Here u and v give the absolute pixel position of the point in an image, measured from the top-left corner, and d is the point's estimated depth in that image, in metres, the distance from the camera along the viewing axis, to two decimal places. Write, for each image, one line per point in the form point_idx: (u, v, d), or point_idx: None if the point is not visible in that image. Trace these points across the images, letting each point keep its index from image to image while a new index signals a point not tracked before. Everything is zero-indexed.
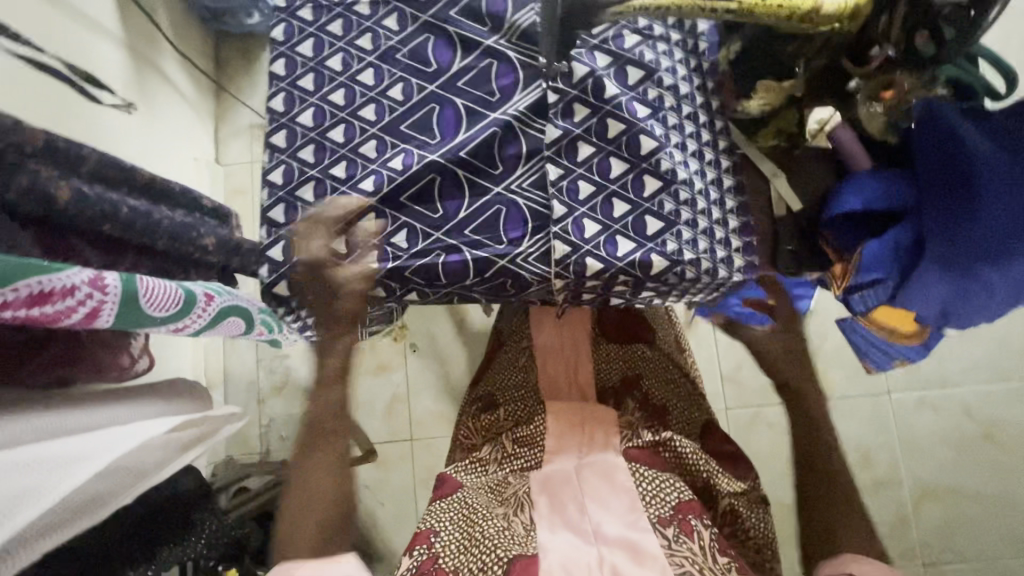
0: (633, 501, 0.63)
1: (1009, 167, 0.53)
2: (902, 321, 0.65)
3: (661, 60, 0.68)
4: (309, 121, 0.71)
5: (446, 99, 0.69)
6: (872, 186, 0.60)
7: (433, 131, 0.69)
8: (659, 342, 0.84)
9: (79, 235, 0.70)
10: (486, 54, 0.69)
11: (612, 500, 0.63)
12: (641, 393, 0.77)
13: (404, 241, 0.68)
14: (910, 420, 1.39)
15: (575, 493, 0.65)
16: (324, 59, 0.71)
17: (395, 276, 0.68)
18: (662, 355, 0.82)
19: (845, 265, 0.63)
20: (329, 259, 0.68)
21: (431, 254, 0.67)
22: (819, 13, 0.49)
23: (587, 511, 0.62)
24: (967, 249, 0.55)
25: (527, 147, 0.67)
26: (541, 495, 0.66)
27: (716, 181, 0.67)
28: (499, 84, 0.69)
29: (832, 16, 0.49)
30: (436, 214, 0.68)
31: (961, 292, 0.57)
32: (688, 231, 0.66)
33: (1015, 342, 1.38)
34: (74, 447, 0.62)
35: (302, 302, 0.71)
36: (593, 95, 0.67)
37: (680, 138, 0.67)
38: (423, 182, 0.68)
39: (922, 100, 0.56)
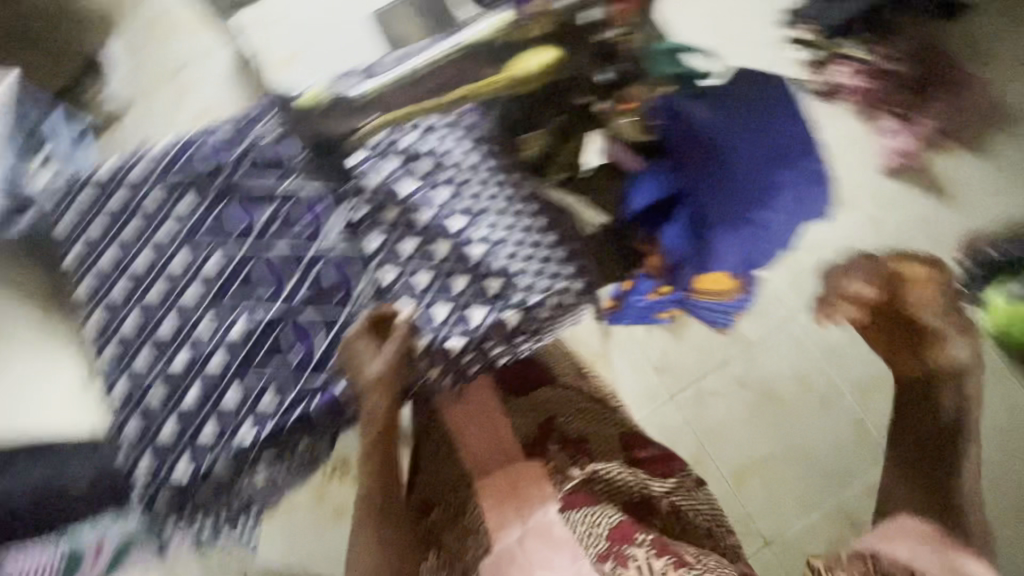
0: (574, 549, 0.66)
1: (727, 129, 0.71)
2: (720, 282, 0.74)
3: (442, 144, 0.73)
4: (134, 327, 0.69)
5: (263, 252, 0.70)
6: (648, 184, 0.72)
7: (260, 287, 0.69)
8: (562, 380, 0.86)
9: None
10: (284, 199, 0.72)
11: (557, 559, 0.66)
12: (560, 434, 0.77)
13: (274, 397, 0.67)
14: (822, 333, 1.50)
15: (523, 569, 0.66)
16: (129, 261, 0.71)
17: (278, 434, 0.66)
18: (566, 388, 0.84)
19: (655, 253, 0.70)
20: (203, 450, 0.65)
21: (301, 402, 0.67)
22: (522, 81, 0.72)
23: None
24: (732, 202, 0.69)
25: (353, 266, 0.70)
26: None
27: (531, 223, 0.72)
28: (305, 222, 0.71)
29: (534, 79, 0.72)
30: (291, 364, 0.67)
31: (748, 238, 0.67)
32: (527, 278, 0.70)
33: (866, 231, 1.54)
34: None
35: (192, 505, 0.67)
36: (393, 199, 0.72)
37: (485, 201, 0.72)
38: (271, 335, 0.68)
39: (652, 100, 0.72)
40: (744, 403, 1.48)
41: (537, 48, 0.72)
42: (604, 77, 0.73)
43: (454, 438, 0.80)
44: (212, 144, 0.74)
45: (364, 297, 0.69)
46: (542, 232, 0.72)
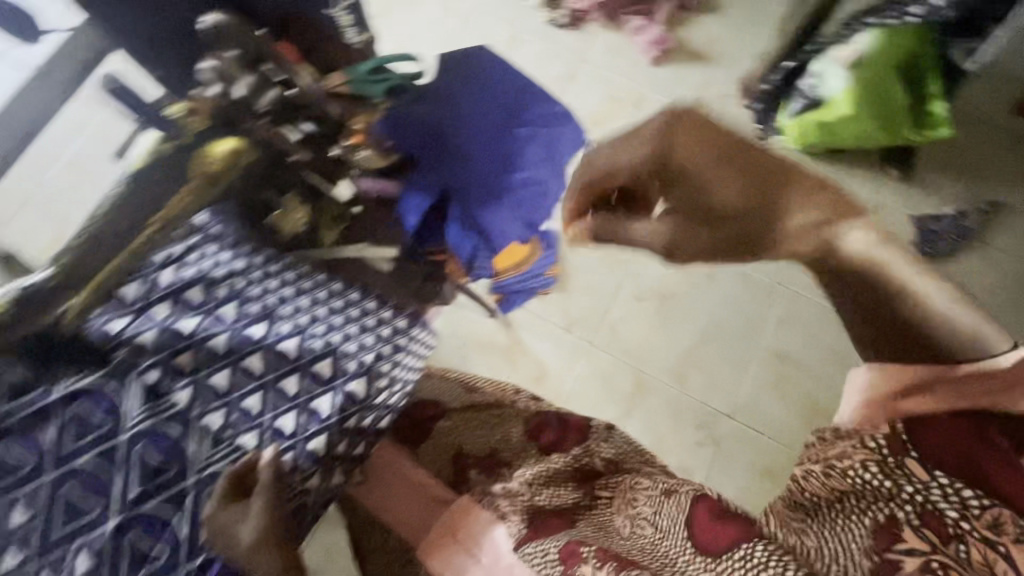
0: None
1: (452, 122, 0.73)
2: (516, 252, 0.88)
3: (204, 262, 0.68)
4: None
5: (64, 472, 0.54)
6: (416, 199, 0.74)
7: (85, 510, 0.55)
8: (454, 407, 0.83)
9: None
10: (63, 404, 0.55)
11: None
12: (474, 456, 0.78)
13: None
14: None
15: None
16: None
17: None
18: (459, 414, 0.82)
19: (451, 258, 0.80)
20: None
21: None
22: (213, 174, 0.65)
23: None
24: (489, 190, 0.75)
25: (177, 430, 0.60)
26: None
27: (331, 293, 0.73)
28: (101, 414, 0.57)
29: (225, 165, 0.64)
30: (161, 556, 0.59)
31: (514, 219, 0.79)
32: (352, 345, 0.71)
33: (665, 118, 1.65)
34: None
35: None
36: (180, 341, 0.63)
37: (276, 295, 0.70)
38: (123, 549, 0.57)
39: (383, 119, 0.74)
40: (649, 315, 1.51)
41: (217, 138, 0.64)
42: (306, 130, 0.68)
43: (377, 512, 0.76)
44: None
45: (201, 452, 0.62)
46: (342, 300, 0.74)
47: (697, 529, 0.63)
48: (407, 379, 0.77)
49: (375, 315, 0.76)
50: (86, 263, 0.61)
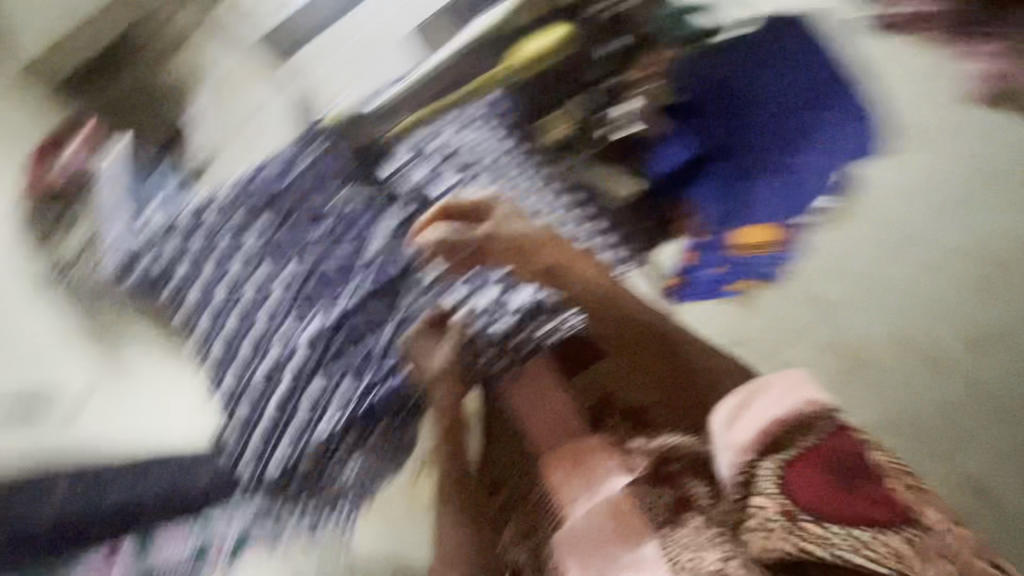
0: (640, 527, 0.64)
1: None
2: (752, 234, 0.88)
3: (468, 142, 0.83)
4: (224, 340, 0.77)
5: (321, 264, 0.77)
6: (678, 153, 0.90)
7: (326, 289, 0.76)
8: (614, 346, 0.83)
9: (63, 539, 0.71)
10: (337, 206, 0.78)
11: (625, 534, 0.64)
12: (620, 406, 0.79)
13: (350, 387, 0.76)
14: None
15: (592, 544, 0.65)
16: (206, 287, 0.77)
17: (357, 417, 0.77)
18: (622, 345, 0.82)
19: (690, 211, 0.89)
20: (296, 431, 0.76)
21: (377, 386, 0.77)
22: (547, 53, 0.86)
23: (610, 556, 0.64)
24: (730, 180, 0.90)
25: (408, 261, 0.78)
26: (570, 559, 0.66)
27: (562, 200, 0.83)
28: (359, 226, 0.78)
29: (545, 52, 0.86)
30: (362, 352, 0.76)
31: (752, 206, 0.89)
32: (557, 253, 0.78)
33: None
34: None
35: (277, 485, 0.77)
36: (437, 198, 0.80)
37: (518, 189, 0.82)
38: (338, 335, 0.76)
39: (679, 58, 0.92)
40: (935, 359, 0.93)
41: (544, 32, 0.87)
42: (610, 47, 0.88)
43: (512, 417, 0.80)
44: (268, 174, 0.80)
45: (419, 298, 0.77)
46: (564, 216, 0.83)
47: (807, 455, 0.58)
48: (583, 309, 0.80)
49: (585, 239, 0.82)
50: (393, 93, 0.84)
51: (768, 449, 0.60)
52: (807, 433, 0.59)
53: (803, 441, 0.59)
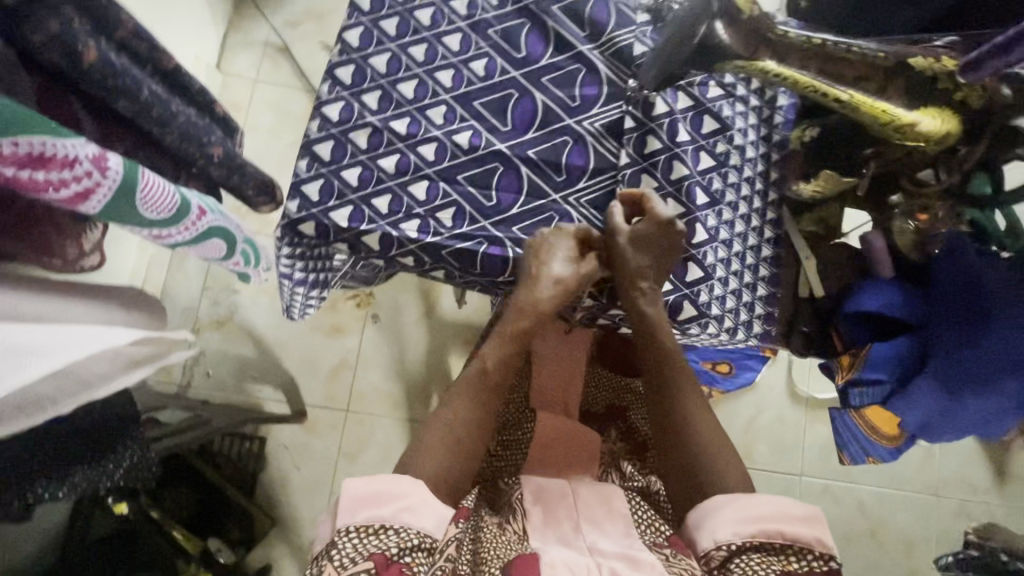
0: (628, 527, 0.60)
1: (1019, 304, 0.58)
2: (884, 421, 0.67)
3: (737, 120, 0.70)
4: (382, 67, 0.67)
5: (526, 90, 0.68)
6: (890, 295, 0.65)
7: (506, 118, 0.68)
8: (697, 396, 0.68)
9: (81, 97, 0.59)
10: (578, 61, 0.69)
11: (608, 524, 0.60)
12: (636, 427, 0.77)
13: (451, 220, 0.65)
14: (814, 504, 1.43)
15: (570, 510, 0.61)
16: (413, 9, 0.68)
17: (430, 252, 0.64)
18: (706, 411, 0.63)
19: (851, 360, 0.65)
20: (367, 214, 0.64)
21: (473, 241, 0.65)
22: (913, 129, 0.52)
23: (582, 530, 0.59)
24: (963, 372, 0.60)
25: (594, 163, 0.68)
26: (534, 506, 0.61)
27: (757, 247, 0.69)
28: (581, 92, 0.69)
29: (922, 135, 0.52)
30: (488, 202, 0.66)
31: (943, 412, 0.62)
32: (720, 288, 0.68)
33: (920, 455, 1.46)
34: (36, 334, 0.56)
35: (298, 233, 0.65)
36: (666, 134, 0.69)
37: (735, 197, 0.69)
38: (484, 166, 0.66)
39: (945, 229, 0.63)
40: None
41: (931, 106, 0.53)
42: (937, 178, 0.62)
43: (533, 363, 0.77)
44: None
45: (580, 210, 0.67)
46: (755, 264, 0.69)
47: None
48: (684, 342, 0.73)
49: (756, 304, 0.68)
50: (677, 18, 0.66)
51: (757, 548, 0.54)
52: (802, 558, 0.53)
53: (794, 555, 0.53)
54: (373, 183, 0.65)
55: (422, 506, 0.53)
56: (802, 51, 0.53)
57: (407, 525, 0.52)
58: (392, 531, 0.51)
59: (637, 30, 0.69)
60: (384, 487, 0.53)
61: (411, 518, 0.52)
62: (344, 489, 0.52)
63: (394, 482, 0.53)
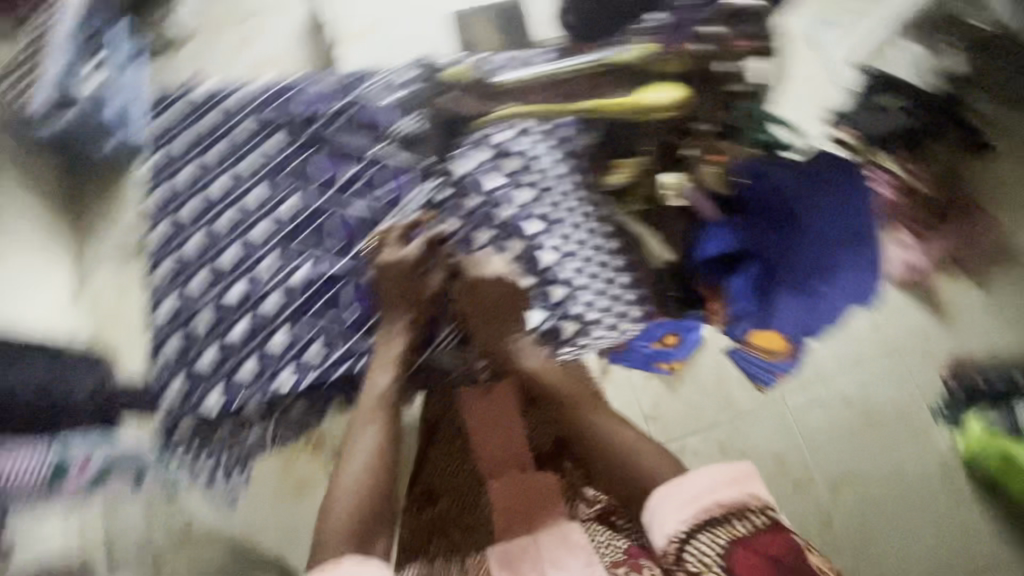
0: (589, 556, 0.65)
1: (814, 198, 0.73)
2: (772, 340, 0.79)
3: (535, 147, 0.75)
4: (194, 249, 0.68)
5: (340, 208, 0.71)
6: (722, 237, 0.73)
7: (331, 241, 0.70)
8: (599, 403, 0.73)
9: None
10: (373, 164, 0.73)
11: (569, 559, 0.65)
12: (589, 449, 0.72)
13: (319, 353, 0.67)
14: None
15: (533, 562, 0.66)
16: (204, 184, 0.70)
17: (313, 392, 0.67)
18: (604, 421, 0.71)
19: (717, 302, 0.75)
20: (237, 388, 0.66)
21: (346, 362, 0.68)
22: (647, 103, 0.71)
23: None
24: (802, 272, 0.72)
25: (428, 241, 0.71)
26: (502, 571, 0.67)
27: (603, 244, 0.74)
28: (388, 189, 0.73)
29: (656, 104, 0.72)
30: (346, 322, 0.69)
31: (804, 312, 0.73)
32: (586, 294, 0.73)
33: None
34: None
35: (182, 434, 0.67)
36: (477, 189, 0.74)
37: (563, 212, 0.74)
38: (329, 293, 0.68)
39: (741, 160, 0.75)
40: None
41: (667, 82, 0.72)
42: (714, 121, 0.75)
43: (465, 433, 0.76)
44: (315, 92, 0.75)
45: (428, 283, 0.71)
46: (606, 258, 0.73)
47: (746, 544, 0.52)
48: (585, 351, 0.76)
49: (621, 292, 0.73)
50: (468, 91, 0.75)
51: (700, 527, 0.54)
52: (744, 520, 0.53)
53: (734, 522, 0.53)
54: (230, 357, 0.66)
55: None
56: None
57: None
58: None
59: (412, 116, 0.75)
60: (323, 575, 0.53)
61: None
62: None
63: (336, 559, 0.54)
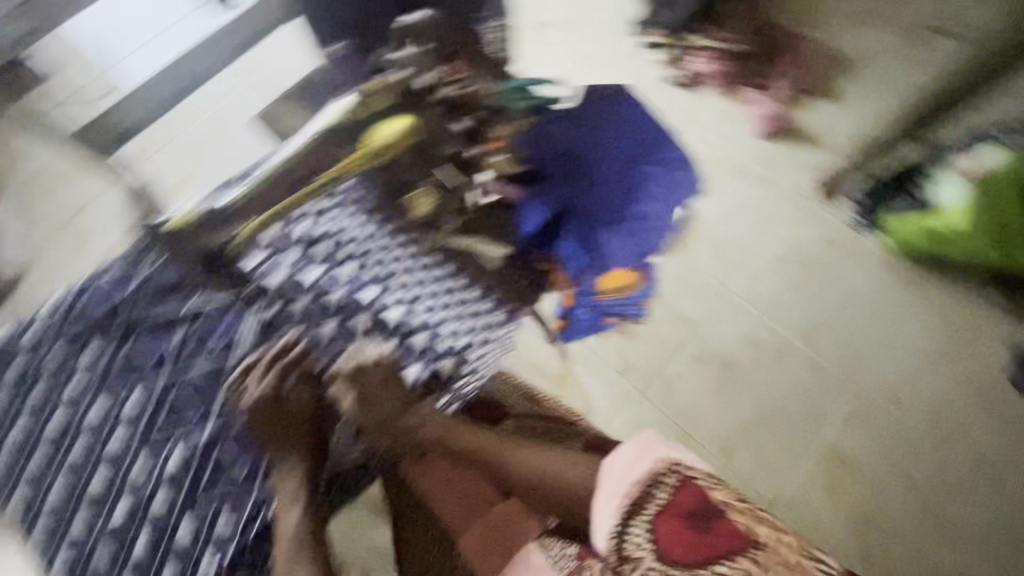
0: None
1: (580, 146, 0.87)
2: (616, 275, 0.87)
3: (336, 224, 0.76)
4: (57, 493, 0.66)
5: (182, 379, 0.70)
6: (537, 211, 0.85)
7: (189, 411, 0.69)
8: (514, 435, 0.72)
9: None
10: (192, 319, 0.71)
11: None
12: None
13: (228, 522, 0.65)
14: None
15: None
16: (39, 426, 0.68)
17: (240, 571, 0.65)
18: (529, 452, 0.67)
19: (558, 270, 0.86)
20: None
21: (255, 519, 0.66)
22: (380, 145, 0.76)
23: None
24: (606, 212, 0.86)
25: (275, 361, 0.68)
26: None
27: (439, 274, 0.76)
28: (218, 336, 0.72)
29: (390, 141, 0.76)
30: (239, 479, 0.67)
31: (625, 240, 0.86)
32: (447, 327, 0.74)
33: None
34: None
35: None
36: (294, 291, 0.73)
37: (390, 265, 0.75)
38: (208, 463, 0.67)
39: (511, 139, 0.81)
40: None
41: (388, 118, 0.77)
42: (458, 126, 0.81)
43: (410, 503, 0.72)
44: (107, 282, 0.72)
45: (301, 399, 0.68)
46: (449, 287, 0.76)
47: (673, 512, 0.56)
48: (481, 374, 0.76)
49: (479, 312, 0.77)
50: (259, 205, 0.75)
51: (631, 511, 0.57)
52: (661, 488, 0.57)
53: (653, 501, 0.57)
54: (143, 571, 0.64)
55: None
56: None
57: None
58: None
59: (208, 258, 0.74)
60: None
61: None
62: None
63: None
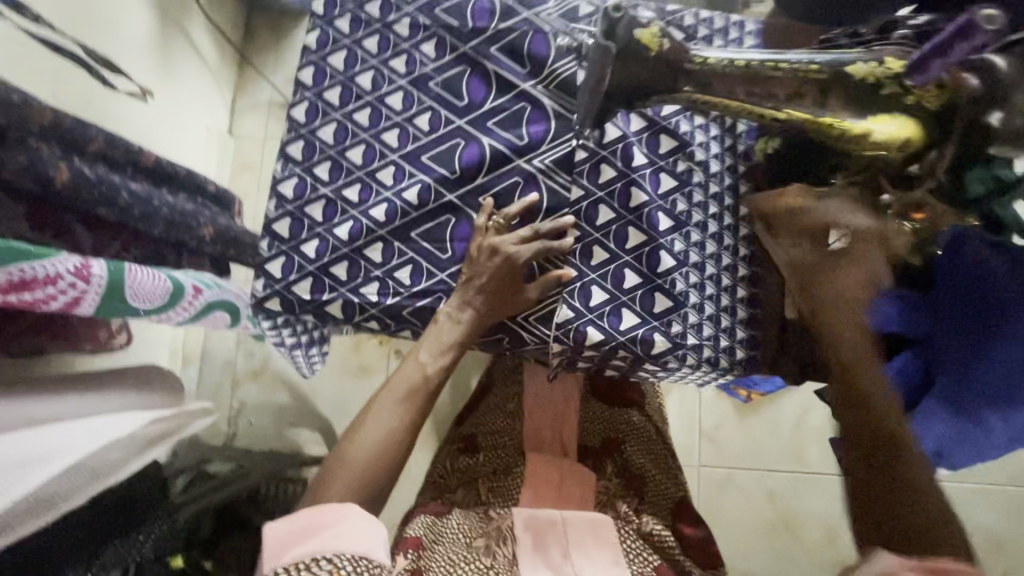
0: (614, 555, 0.67)
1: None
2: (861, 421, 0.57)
3: (696, 134, 0.71)
4: (329, 138, 0.74)
5: (473, 136, 0.73)
6: (893, 312, 0.59)
7: (454, 165, 0.73)
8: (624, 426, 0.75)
9: (75, 215, 0.69)
10: (522, 98, 0.73)
11: (595, 552, 0.66)
12: (629, 475, 0.78)
13: (409, 277, 0.72)
14: None
15: (559, 537, 0.67)
16: (354, 75, 0.75)
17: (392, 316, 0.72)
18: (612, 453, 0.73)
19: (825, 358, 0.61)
20: (327, 283, 0.72)
21: (433, 294, 0.72)
22: (867, 140, 0.45)
23: (570, 557, 0.65)
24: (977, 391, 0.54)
25: (549, 203, 0.71)
26: (525, 532, 0.67)
27: (732, 265, 0.69)
28: (529, 130, 0.72)
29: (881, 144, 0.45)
30: (444, 254, 0.73)
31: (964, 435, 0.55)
32: (695, 315, 0.69)
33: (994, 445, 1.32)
34: (47, 443, 0.63)
35: (265, 310, 0.74)
36: (620, 159, 0.71)
37: (702, 217, 0.70)
38: (437, 220, 0.73)
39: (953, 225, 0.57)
40: None
41: (888, 116, 0.45)
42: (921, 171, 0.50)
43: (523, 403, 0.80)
44: (473, 6, 0.74)
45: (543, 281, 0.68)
46: (726, 289, 0.70)
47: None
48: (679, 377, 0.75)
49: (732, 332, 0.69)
50: (653, 72, 0.48)
51: None
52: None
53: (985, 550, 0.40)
54: (333, 245, 0.73)
55: (350, 535, 0.55)
56: (726, 76, 0.47)
57: (340, 551, 0.54)
58: (324, 562, 0.52)
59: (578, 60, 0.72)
60: (309, 523, 0.56)
61: (341, 544, 0.54)
62: (268, 534, 0.55)
63: (321, 513, 0.56)
